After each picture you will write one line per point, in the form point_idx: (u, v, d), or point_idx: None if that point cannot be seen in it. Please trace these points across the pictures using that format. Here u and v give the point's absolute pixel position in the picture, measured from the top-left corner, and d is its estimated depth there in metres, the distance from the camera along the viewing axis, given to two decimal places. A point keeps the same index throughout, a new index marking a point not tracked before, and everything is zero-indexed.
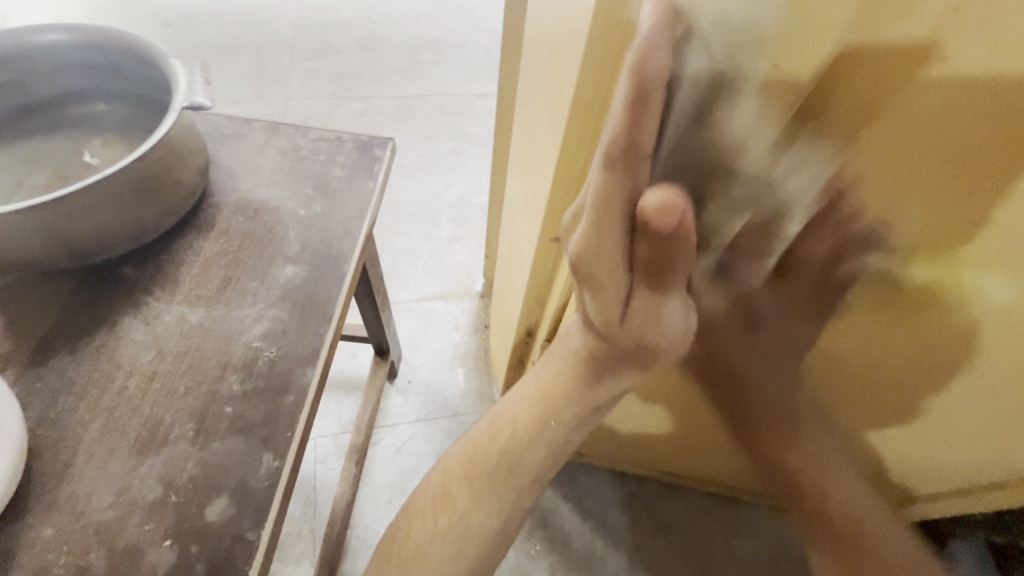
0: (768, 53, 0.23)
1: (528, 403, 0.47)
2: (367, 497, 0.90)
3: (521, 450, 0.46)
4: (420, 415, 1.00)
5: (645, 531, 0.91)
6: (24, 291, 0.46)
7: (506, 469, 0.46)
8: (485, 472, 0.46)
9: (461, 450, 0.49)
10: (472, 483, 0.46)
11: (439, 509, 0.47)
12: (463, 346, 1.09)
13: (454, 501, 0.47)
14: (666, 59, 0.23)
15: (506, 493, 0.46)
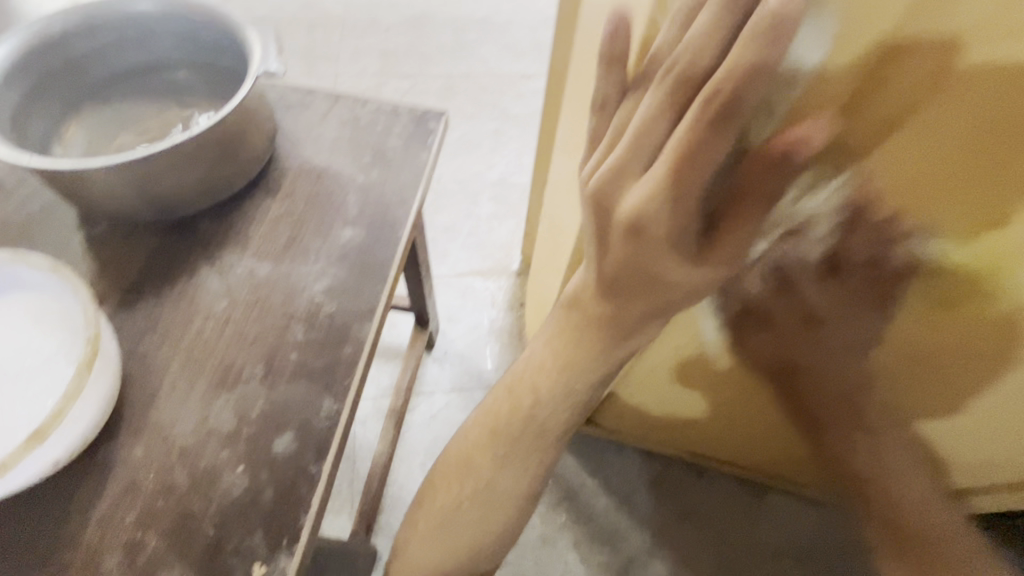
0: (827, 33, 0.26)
1: (545, 372, 0.40)
2: (403, 458, 0.95)
3: (542, 414, 0.41)
4: (454, 384, 1.03)
5: (670, 511, 0.93)
6: (114, 239, 0.51)
7: (528, 435, 0.42)
8: (508, 440, 0.42)
9: (479, 418, 0.44)
10: (493, 451, 0.43)
11: (462, 474, 0.44)
12: (499, 322, 1.11)
13: (477, 467, 0.43)
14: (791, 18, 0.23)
15: (529, 458, 0.43)
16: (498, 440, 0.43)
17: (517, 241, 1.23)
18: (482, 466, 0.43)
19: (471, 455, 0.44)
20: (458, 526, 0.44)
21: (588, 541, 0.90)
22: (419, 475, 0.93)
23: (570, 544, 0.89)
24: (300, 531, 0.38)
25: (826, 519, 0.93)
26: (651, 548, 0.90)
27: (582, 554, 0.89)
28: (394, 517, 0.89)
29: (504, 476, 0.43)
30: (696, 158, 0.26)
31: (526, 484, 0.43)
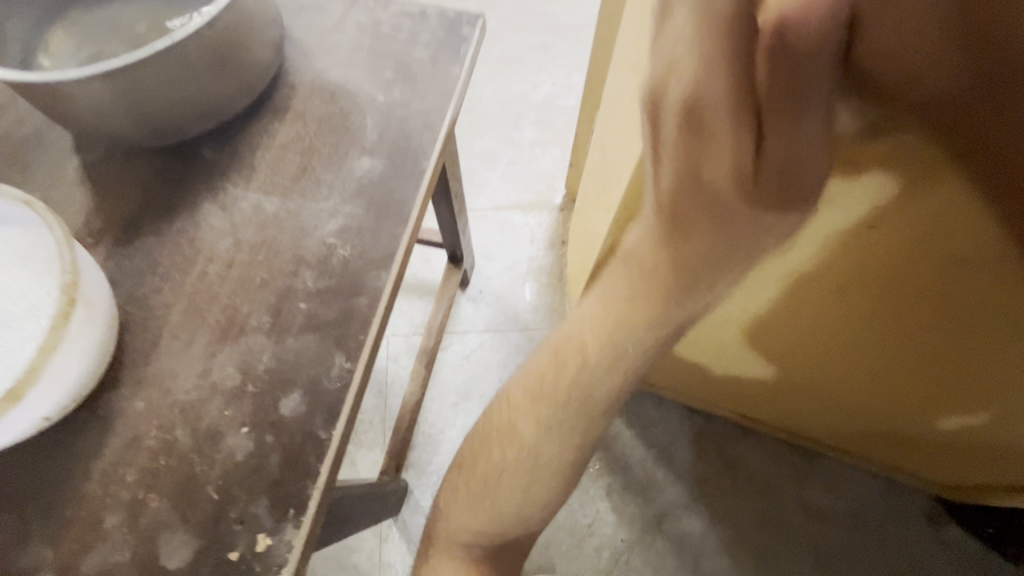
0: None
1: (596, 333, 0.43)
2: (435, 397, 0.93)
3: (592, 383, 0.43)
4: (489, 324, 0.99)
5: (711, 467, 0.88)
6: (112, 167, 0.45)
7: (574, 406, 0.43)
8: (554, 405, 0.44)
9: (523, 385, 0.46)
10: (532, 417, 0.45)
11: (506, 441, 0.46)
12: (538, 261, 1.04)
13: (518, 434, 0.45)
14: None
15: (577, 426, 0.44)
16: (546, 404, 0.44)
17: (562, 172, 1.12)
18: (520, 432, 0.45)
19: (514, 419, 0.45)
20: (504, 489, 0.45)
21: (621, 491, 0.87)
22: (451, 414, 0.92)
23: (602, 492, 0.87)
24: (308, 501, 0.35)
25: (884, 489, 0.87)
26: (688, 503, 0.87)
27: (614, 503, 0.86)
28: (425, 454, 0.89)
29: (548, 445, 0.44)
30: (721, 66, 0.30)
31: (569, 455, 0.45)
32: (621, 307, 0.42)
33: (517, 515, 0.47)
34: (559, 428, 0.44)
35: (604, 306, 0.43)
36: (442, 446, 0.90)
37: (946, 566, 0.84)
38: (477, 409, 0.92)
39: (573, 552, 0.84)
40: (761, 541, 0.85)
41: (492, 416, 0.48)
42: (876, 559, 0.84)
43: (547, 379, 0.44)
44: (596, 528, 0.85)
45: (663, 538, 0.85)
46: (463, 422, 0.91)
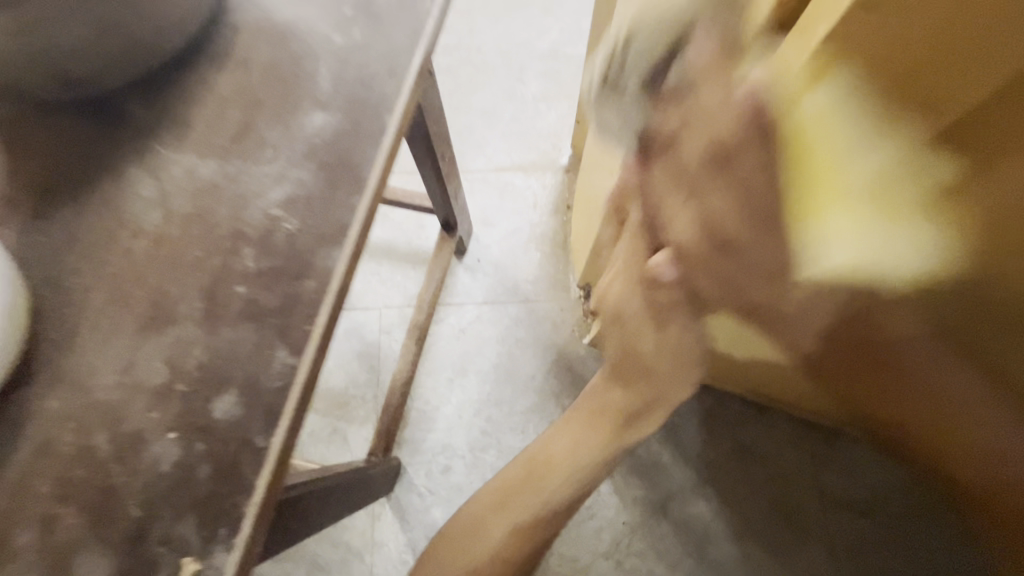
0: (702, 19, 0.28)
1: (583, 416, 0.42)
2: (429, 372, 0.88)
3: (562, 479, 0.41)
4: (487, 296, 0.93)
5: (721, 450, 0.83)
6: (24, 125, 0.38)
7: (533, 497, 0.41)
8: (524, 506, 0.41)
9: (495, 478, 0.43)
10: (508, 517, 0.41)
11: (471, 533, 0.41)
12: (540, 228, 0.97)
13: (488, 526, 0.41)
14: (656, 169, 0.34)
15: (528, 526, 0.41)
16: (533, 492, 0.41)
17: (568, 130, 1.03)
18: (496, 533, 0.41)
19: (482, 519, 0.41)
20: None
21: (623, 473, 0.83)
22: (447, 391, 0.87)
23: None
24: (242, 520, 0.30)
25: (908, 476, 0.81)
26: (695, 486, 0.82)
27: (616, 485, 0.82)
28: (419, 432, 0.85)
29: (510, 547, 0.40)
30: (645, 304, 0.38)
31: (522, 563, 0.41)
32: (586, 436, 0.41)
33: None
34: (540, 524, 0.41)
35: (571, 433, 0.42)
36: (437, 424, 0.86)
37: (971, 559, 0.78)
38: (474, 385, 0.88)
39: (572, 535, 0.80)
40: (772, 527, 0.80)
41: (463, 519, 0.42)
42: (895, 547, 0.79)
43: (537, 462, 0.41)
44: (597, 511, 0.81)
45: (667, 522, 0.81)
46: (459, 399, 0.87)
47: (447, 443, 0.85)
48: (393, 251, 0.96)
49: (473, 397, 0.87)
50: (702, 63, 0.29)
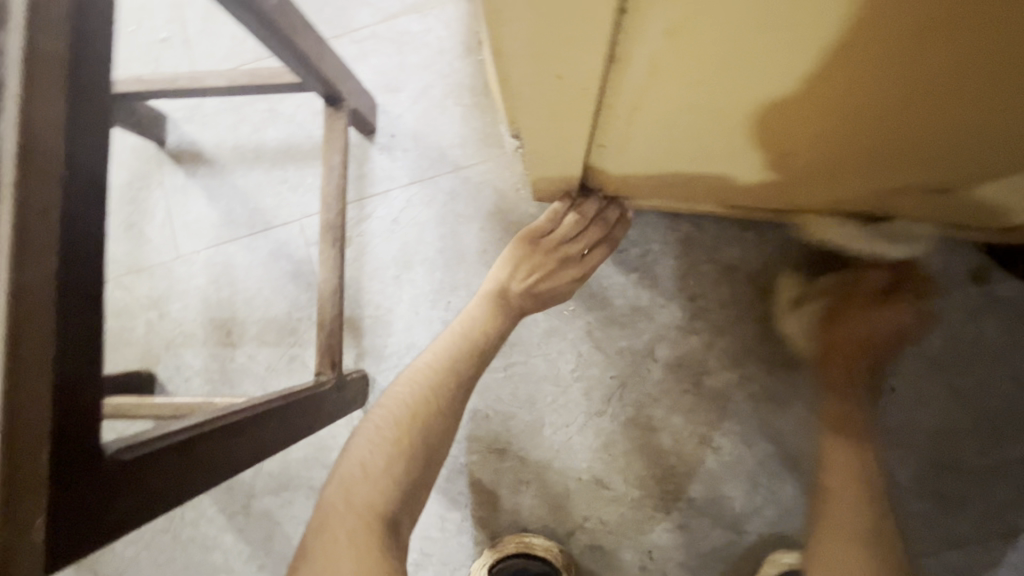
0: (526, 150, 0.51)
1: (445, 360, 0.60)
2: (373, 276, 0.79)
3: (411, 445, 0.54)
4: (413, 175, 0.80)
5: (705, 279, 0.75)
6: None
7: (402, 459, 0.53)
8: (441, 368, 0.59)
9: (369, 446, 0.53)
10: (386, 457, 0.53)
11: (423, 365, 0.59)
12: (455, 77, 0.80)
13: (386, 465, 0.52)
14: (512, 273, 0.65)
15: (394, 474, 0.52)
16: (431, 377, 0.58)
17: None
18: (407, 384, 0.58)
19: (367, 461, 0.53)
20: (357, 479, 0.51)
21: (602, 327, 0.76)
22: (395, 289, 0.79)
23: (581, 333, 0.76)
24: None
25: None
26: (680, 322, 0.75)
27: (597, 341, 0.76)
28: (379, 339, 0.78)
29: (377, 490, 0.51)
30: (505, 287, 0.65)
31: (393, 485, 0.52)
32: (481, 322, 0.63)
33: (378, 486, 0.51)
34: (418, 426, 0.55)
35: (450, 339, 0.62)
36: (396, 326, 0.78)
37: (998, 325, 0.71)
38: (423, 277, 0.78)
39: (560, 402, 0.76)
40: (769, 345, 0.74)
41: (372, 417, 0.56)
42: None
43: (388, 429, 0.54)
44: (581, 372, 0.76)
45: (657, 366, 0.75)
46: (410, 295, 0.79)
47: (412, 341, 0.78)
48: (294, 150, 0.83)
49: (425, 289, 0.78)
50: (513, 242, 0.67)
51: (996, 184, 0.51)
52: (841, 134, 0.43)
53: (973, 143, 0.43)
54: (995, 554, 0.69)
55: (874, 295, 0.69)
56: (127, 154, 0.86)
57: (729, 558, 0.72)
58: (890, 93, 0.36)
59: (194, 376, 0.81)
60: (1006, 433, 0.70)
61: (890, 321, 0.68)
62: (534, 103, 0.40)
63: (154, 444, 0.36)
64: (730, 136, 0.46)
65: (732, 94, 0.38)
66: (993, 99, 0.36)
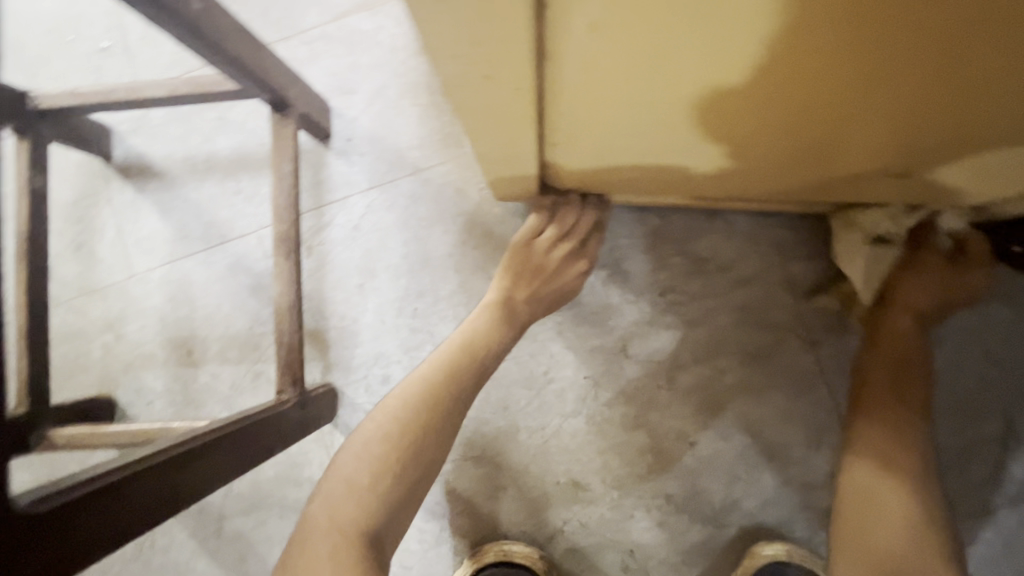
0: (476, 154, 0.50)
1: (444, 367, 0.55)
2: (336, 285, 0.77)
3: (400, 460, 0.49)
4: (371, 179, 0.77)
5: (675, 272, 0.74)
6: None
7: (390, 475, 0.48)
8: (442, 374, 0.55)
9: (357, 463, 0.49)
10: (375, 475, 0.48)
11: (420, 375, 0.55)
12: (409, 76, 0.78)
13: (373, 483, 0.48)
14: (514, 278, 0.64)
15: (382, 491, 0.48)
16: (426, 391, 0.53)
17: None
18: (404, 394, 0.53)
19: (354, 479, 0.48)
20: (343, 499, 0.47)
21: (573, 326, 0.74)
22: (360, 298, 0.76)
23: (552, 333, 0.75)
24: None
25: None
26: (652, 317, 0.74)
27: (569, 341, 0.74)
28: (345, 350, 0.76)
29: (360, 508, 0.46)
30: (512, 292, 0.63)
31: (376, 506, 0.47)
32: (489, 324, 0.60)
33: (366, 508, 0.47)
34: (409, 441, 0.50)
35: (454, 342, 0.58)
36: (362, 336, 0.76)
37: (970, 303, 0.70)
38: (387, 284, 0.76)
39: (534, 405, 0.74)
40: (742, 336, 0.73)
41: (359, 431, 0.51)
42: None
43: (379, 444, 0.49)
44: (554, 374, 0.74)
45: (630, 363, 0.74)
46: (375, 304, 0.76)
47: (380, 351, 0.76)
48: (247, 159, 0.80)
49: (390, 297, 0.76)
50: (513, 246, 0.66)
51: (956, 166, 0.50)
52: (791, 120, 0.42)
53: (926, 127, 0.42)
54: (974, 533, 0.69)
55: (936, 265, 0.65)
56: (72, 172, 0.82)
57: (711, 552, 0.71)
58: (835, 78, 0.35)
59: (156, 399, 0.78)
60: (979, 411, 0.70)
61: (948, 290, 0.65)
62: (469, 107, 0.38)
63: (69, 494, 0.35)
64: (679, 127, 0.44)
65: (671, 85, 0.36)
66: (940, 83, 0.35)
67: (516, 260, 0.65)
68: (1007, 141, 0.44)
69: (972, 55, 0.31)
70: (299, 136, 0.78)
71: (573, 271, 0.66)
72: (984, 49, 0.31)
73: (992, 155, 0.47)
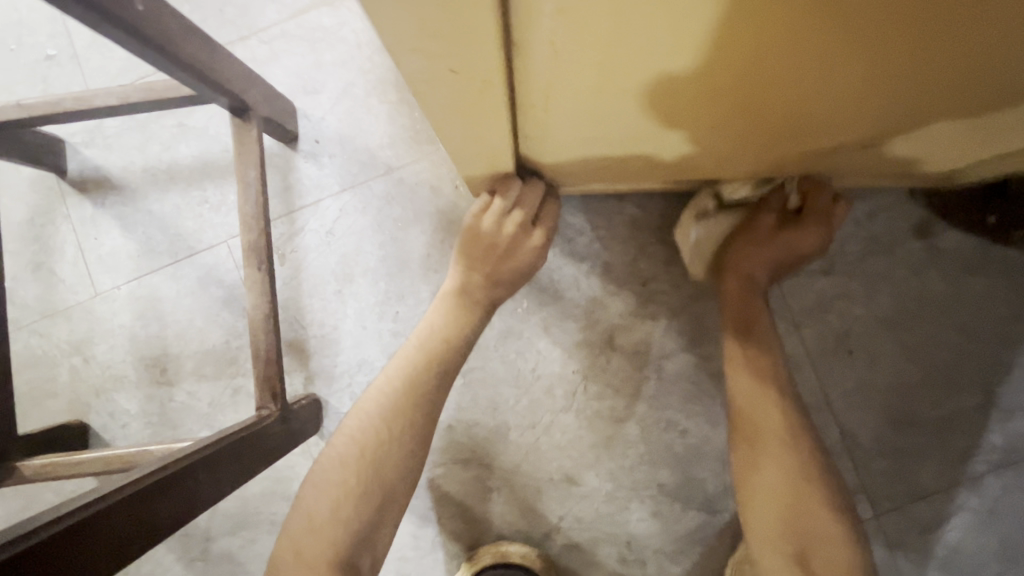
0: (451, 155, 0.49)
1: (414, 370, 0.54)
2: (312, 292, 0.74)
3: (376, 472, 0.49)
4: (343, 181, 0.75)
5: (657, 261, 0.73)
6: None
7: (364, 489, 0.48)
8: (413, 377, 0.54)
9: (329, 487, 0.48)
10: (350, 496, 0.47)
11: (391, 376, 0.54)
12: (376, 73, 0.75)
13: (344, 505, 0.47)
14: (464, 265, 0.61)
15: (357, 512, 0.47)
16: (394, 399, 0.52)
17: None
18: (370, 405, 0.52)
19: (326, 503, 0.47)
20: (321, 528, 0.46)
21: (558, 321, 0.73)
22: (338, 305, 0.74)
23: (537, 329, 0.74)
24: None
25: (862, 219, 0.71)
26: (636, 307, 0.73)
27: (555, 337, 0.73)
28: (326, 359, 0.74)
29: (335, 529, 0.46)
30: (466, 282, 0.60)
31: (351, 528, 0.46)
32: (456, 312, 0.58)
33: (342, 537, 0.46)
34: (379, 453, 0.49)
35: (419, 346, 0.56)
36: (343, 344, 0.74)
37: (946, 276, 0.71)
38: (365, 289, 0.74)
39: (523, 403, 0.73)
40: None
41: (320, 458, 0.50)
42: (859, 293, 0.72)
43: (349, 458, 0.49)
44: (542, 370, 0.73)
45: (617, 355, 0.73)
46: (354, 310, 0.74)
47: (361, 357, 0.74)
48: (211, 166, 0.77)
49: (369, 302, 0.74)
50: (466, 230, 0.61)
51: (914, 139, 0.51)
52: (747, 105, 0.42)
53: (878, 106, 0.42)
54: (958, 502, 0.70)
55: (769, 228, 0.65)
56: (25, 188, 0.78)
57: (706, 539, 0.72)
58: (784, 65, 0.35)
59: (131, 421, 0.75)
60: (961, 381, 0.71)
61: (783, 253, 0.65)
62: (441, 106, 0.37)
63: (35, 537, 0.33)
64: (640, 115, 0.44)
65: (628, 75, 0.36)
66: (887, 66, 0.35)
67: (468, 246, 0.60)
68: (964, 112, 0.44)
69: (917, 39, 0.31)
70: (264, 140, 0.75)
71: (529, 246, 0.61)
72: (931, 32, 0.31)
73: (949, 127, 0.48)
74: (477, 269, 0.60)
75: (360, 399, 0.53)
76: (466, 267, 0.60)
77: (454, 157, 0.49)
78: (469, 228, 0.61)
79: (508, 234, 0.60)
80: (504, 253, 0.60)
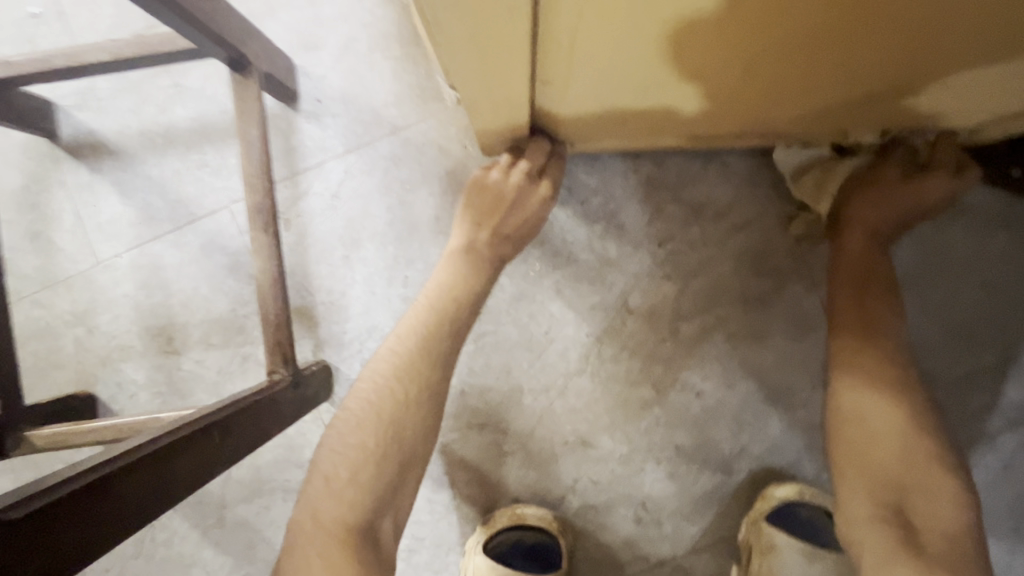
0: (466, 102, 0.47)
1: (424, 331, 0.52)
2: (320, 258, 0.72)
3: (392, 436, 0.48)
4: (347, 142, 0.72)
5: (673, 221, 0.71)
6: None
7: (379, 455, 0.47)
8: (426, 337, 0.52)
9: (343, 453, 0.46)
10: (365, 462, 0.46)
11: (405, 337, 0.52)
12: (378, 27, 0.72)
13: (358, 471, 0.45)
14: (469, 223, 0.59)
15: (373, 478, 0.46)
16: (407, 360, 0.51)
17: None
18: (383, 369, 0.50)
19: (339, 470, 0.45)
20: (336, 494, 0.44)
21: (572, 284, 0.72)
22: (346, 271, 0.72)
23: (551, 292, 0.72)
24: None
25: None
26: (652, 269, 0.72)
27: (569, 300, 0.72)
28: (336, 326, 0.73)
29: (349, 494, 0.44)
30: (471, 242, 0.58)
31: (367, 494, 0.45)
32: (464, 272, 0.56)
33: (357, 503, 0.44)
34: (393, 416, 0.48)
35: (430, 305, 0.54)
36: (352, 310, 0.72)
37: (968, 234, 0.69)
38: (374, 253, 0.72)
39: (536, 367, 0.72)
40: (745, 281, 0.71)
41: (333, 424, 0.49)
42: None
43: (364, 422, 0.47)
44: (556, 334, 0.72)
45: (633, 317, 0.72)
46: (363, 275, 0.72)
47: (370, 324, 0.72)
48: (209, 128, 0.74)
49: (377, 267, 0.72)
50: (472, 186, 0.60)
51: (946, 93, 0.49)
52: (773, 57, 0.40)
53: (913, 57, 0.40)
54: (972, 459, 0.70)
55: (895, 176, 0.58)
56: (17, 154, 0.75)
57: (722, 499, 0.72)
58: (814, 17, 0.33)
59: (139, 391, 0.74)
60: (979, 340, 0.70)
61: (908, 201, 0.58)
62: (464, 43, 0.35)
63: (53, 494, 0.31)
64: (663, 68, 0.41)
65: (652, 25, 0.33)
66: (923, 17, 0.33)
67: (472, 201, 0.59)
68: (1004, 62, 0.42)
69: None
70: (265, 100, 0.73)
71: (536, 197, 0.59)
72: None
73: (985, 79, 0.45)
74: (482, 228, 0.58)
75: (370, 363, 0.52)
76: (471, 227, 0.59)
77: (470, 106, 0.47)
78: (476, 184, 0.59)
79: (519, 187, 0.58)
80: (513, 206, 0.58)
